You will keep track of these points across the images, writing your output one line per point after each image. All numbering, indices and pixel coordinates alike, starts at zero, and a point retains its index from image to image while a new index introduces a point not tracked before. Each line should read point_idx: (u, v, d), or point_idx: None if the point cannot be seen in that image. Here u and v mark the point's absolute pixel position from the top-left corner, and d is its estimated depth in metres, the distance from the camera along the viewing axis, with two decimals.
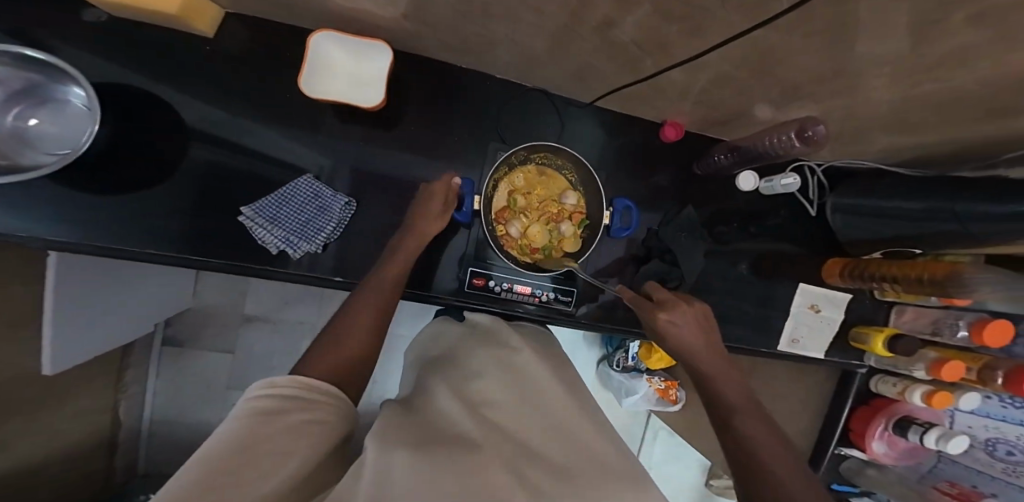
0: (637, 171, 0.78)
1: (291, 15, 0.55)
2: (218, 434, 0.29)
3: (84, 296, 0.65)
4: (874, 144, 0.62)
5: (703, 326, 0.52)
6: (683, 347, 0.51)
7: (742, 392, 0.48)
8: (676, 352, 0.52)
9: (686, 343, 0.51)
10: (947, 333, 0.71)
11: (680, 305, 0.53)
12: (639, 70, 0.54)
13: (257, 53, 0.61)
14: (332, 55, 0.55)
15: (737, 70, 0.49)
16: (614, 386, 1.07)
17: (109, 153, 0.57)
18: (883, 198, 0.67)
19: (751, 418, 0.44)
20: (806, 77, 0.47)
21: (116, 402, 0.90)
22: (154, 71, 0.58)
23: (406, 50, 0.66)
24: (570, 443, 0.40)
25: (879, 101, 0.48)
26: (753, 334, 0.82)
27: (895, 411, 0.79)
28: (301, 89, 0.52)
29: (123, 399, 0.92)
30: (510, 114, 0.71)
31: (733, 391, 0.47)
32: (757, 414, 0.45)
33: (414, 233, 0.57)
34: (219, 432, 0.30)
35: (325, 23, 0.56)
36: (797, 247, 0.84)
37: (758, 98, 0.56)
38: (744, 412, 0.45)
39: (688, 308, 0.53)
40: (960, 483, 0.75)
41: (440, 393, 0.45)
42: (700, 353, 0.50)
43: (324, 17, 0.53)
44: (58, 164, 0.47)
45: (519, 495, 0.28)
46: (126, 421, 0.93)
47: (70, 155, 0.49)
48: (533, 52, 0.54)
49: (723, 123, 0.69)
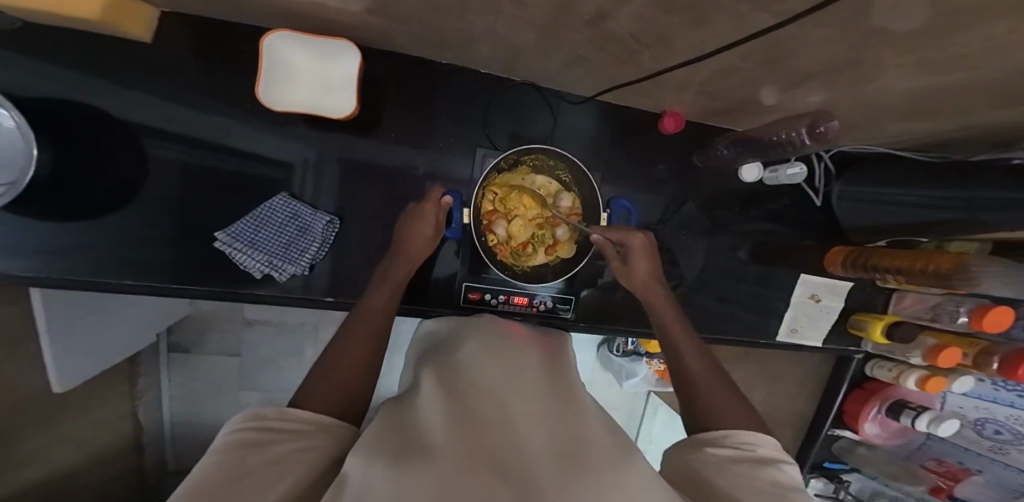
0: (633, 164, 0.74)
1: (244, 14, 0.51)
2: (200, 472, 0.29)
3: (74, 321, 0.64)
4: (885, 131, 0.58)
5: (654, 252, 0.62)
6: (638, 276, 0.61)
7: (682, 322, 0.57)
8: (635, 281, 0.62)
9: (640, 272, 0.61)
10: (946, 319, 0.70)
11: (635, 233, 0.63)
12: (636, 61, 0.50)
13: (212, 58, 0.58)
14: (292, 55, 0.51)
15: (744, 61, 0.44)
16: (615, 368, 1.04)
17: (64, 180, 0.56)
18: (892, 187, 0.64)
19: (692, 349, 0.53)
20: (819, 69, 0.43)
21: (134, 408, 0.91)
22: (103, 88, 0.55)
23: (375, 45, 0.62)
24: (570, 422, 0.35)
25: (902, 93, 0.44)
26: (754, 326, 0.82)
27: (890, 394, 0.81)
28: (261, 100, 0.49)
29: (141, 405, 0.93)
30: (498, 113, 0.68)
31: (670, 313, 0.58)
32: (692, 339, 0.54)
33: (403, 258, 0.58)
34: (199, 470, 0.30)
35: (282, 21, 0.51)
36: (799, 236, 0.82)
37: (763, 87, 0.52)
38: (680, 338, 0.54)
39: (645, 235, 0.63)
40: (946, 460, 0.78)
41: (427, 386, 0.41)
42: (648, 279, 0.61)
43: (279, 15, 0.48)
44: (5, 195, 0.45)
45: (513, 477, 0.24)
46: (148, 426, 0.95)
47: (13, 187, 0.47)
48: (518, 46, 0.50)
49: (724, 112, 0.65)
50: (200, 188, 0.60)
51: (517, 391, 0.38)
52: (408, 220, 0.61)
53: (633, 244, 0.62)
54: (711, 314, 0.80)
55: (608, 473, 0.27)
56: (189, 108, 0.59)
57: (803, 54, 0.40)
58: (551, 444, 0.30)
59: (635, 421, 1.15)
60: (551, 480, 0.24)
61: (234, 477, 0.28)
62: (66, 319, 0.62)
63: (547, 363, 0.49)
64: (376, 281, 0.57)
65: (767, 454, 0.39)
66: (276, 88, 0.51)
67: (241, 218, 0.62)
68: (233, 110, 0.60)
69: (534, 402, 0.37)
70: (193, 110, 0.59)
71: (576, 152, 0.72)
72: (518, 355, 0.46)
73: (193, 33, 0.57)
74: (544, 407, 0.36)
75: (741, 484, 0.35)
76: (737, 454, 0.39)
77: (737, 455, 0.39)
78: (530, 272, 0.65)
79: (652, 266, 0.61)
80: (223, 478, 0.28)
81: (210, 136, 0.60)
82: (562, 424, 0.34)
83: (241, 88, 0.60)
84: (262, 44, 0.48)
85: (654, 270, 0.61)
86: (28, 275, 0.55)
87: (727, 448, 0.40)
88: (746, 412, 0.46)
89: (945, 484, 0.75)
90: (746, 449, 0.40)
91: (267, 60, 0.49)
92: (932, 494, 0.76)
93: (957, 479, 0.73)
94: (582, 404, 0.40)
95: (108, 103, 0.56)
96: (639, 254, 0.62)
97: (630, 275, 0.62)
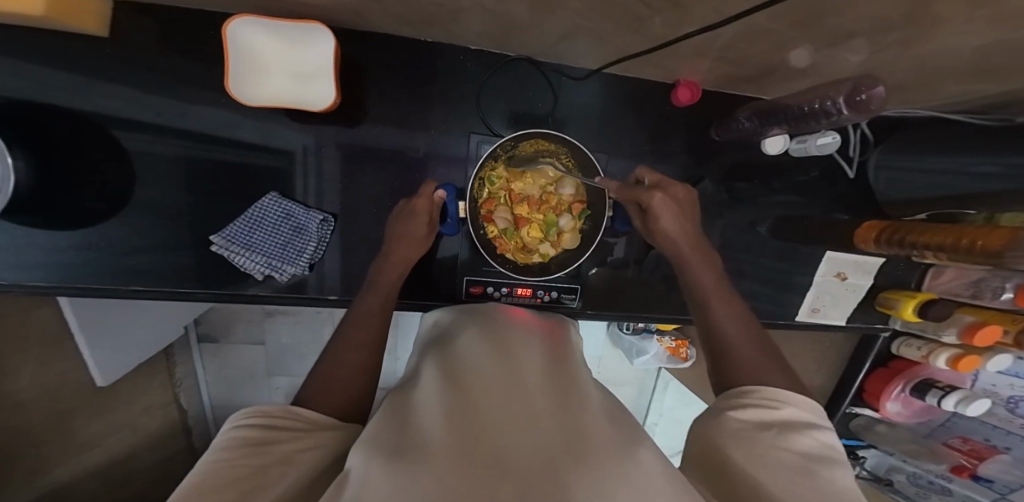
0: (643, 139, 0.69)
1: None
2: (202, 469, 0.29)
3: (98, 325, 0.66)
4: (939, 93, 0.50)
5: (686, 206, 0.55)
6: (668, 233, 0.53)
7: (722, 284, 0.49)
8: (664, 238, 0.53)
9: (670, 228, 0.53)
10: (988, 296, 0.63)
11: (673, 184, 0.56)
12: (646, 29, 0.43)
13: (179, 47, 0.55)
14: (256, 39, 0.46)
15: (773, 22, 0.37)
16: (625, 346, 1.02)
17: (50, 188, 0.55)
18: (940, 153, 0.57)
19: (730, 312, 0.45)
20: (867, 26, 0.36)
21: (176, 394, 0.96)
22: (72, 88, 0.53)
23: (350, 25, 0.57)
24: (579, 402, 0.32)
25: (971, 50, 0.36)
26: (774, 307, 0.78)
27: (917, 373, 0.78)
28: (234, 96, 0.47)
29: (182, 390, 0.98)
30: (493, 93, 0.63)
31: (708, 280, 0.49)
32: (733, 304, 0.46)
33: (395, 260, 0.57)
34: (203, 466, 0.29)
35: (244, 4, 0.47)
36: (827, 210, 0.76)
37: (794, 49, 0.45)
38: (719, 299, 0.47)
39: (680, 189, 0.56)
40: (972, 438, 0.75)
41: (427, 378, 0.39)
42: (682, 238, 0.52)
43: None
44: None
45: (531, 463, 0.21)
46: (189, 410, 1.00)
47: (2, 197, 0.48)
48: (509, 18, 0.43)
49: (750, 79, 0.58)
50: (192, 191, 0.60)
51: (518, 374, 0.35)
52: (400, 216, 0.60)
53: (661, 197, 0.53)
54: None
55: (631, 458, 0.23)
56: (173, 107, 0.57)
57: (849, 11, 0.33)
58: (563, 425, 0.27)
59: (646, 392, 1.16)
60: (568, 468, 0.20)
61: (238, 478, 0.28)
62: (90, 323, 0.64)
63: (554, 349, 0.46)
64: (373, 284, 0.56)
65: (794, 415, 0.32)
66: (248, 80, 0.48)
67: (235, 221, 0.61)
68: (213, 106, 0.58)
69: (543, 386, 0.34)
70: (178, 108, 0.57)
71: (580, 131, 0.66)
72: (523, 347, 0.42)
73: (163, 25, 0.54)
74: (552, 392, 0.33)
75: (759, 457, 0.28)
76: (766, 416, 0.32)
77: (765, 420, 0.32)
78: (532, 265, 0.65)
79: (685, 225, 0.53)
80: (228, 476, 0.27)
81: (201, 135, 0.58)
82: (571, 403, 0.31)
83: (214, 81, 0.57)
84: (224, 30, 0.43)
85: (690, 226, 0.53)
86: (44, 285, 0.57)
87: (751, 407, 0.33)
88: (776, 367, 0.38)
89: (968, 462, 0.72)
90: (773, 410, 0.32)
91: (231, 48, 0.45)
92: (952, 472, 0.73)
93: (981, 458, 0.71)
94: (591, 388, 0.37)
95: (91, 107, 0.55)
96: (665, 208, 0.53)
97: (659, 233, 0.54)
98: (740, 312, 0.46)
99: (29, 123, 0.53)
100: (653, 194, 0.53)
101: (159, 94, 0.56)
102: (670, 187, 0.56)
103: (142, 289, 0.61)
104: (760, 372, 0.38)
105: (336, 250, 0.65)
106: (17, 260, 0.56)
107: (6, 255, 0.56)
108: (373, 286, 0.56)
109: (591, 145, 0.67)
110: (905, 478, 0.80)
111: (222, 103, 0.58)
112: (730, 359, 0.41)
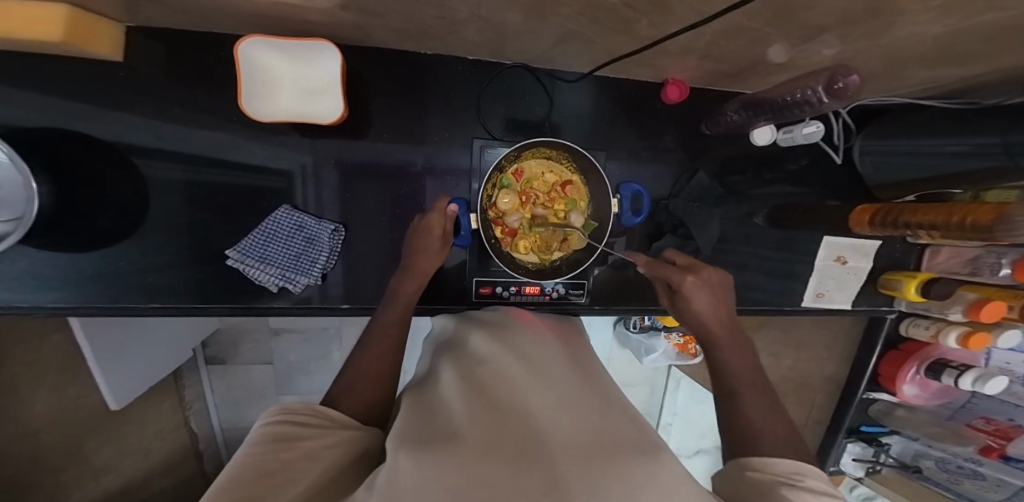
0: (637, 133, 0.73)
1: (212, 20, 0.49)
2: (233, 461, 0.28)
3: (111, 347, 0.66)
4: (912, 79, 0.54)
5: (723, 294, 0.51)
6: (698, 316, 0.49)
7: (755, 374, 0.44)
8: (687, 317, 0.50)
9: (704, 312, 0.49)
10: (986, 272, 0.65)
11: (705, 268, 0.53)
12: (635, 30, 0.46)
13: (182, 66, 0.57)
14: (265, 58, 0.50)
15: (752, 19, 0.40)
16: (633, 345, 1.01)
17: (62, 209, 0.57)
18: (921, 135, 0.60)
19: (760, 402, 0.40)
20: (836, 19, 0.39)
21: (186, 418, 0.96)
22: (78, 110, 0.55)
23: (353, 42, 0.61)
24: (597, 407, 0.33)
25: (933, 37, 0.40)
26: (779, 293, 0.80)
27: (930, 354, 0.79)
28: (247, 113, 0.50)
29: (192, 414, 0.98)
30: (492, 100, 0.67)
31: (738, 366, 0.44)
32: (767, 396, 0.41)
33: (412, 273, 0.57)
34: (234, 461, 0.28)
35: (253, 25, 0.50)
36: (817, 193, 0.80)
37: (773, 44, 0.48)
38: (751, 390, 0.42)
39: (714, 272, 0.52)
40: (995, 418, 0.75)
41: (445, 378, 0.40)
42: (712, 321, 0.48)
43: (248, 20, 0.47)
44: (17, 232, 0.47)
45: (562, 462, 0.22)
46: (200, 432, 1.00)
47: (24, 219, 0.49)
48: (507, 26, 0.47)
49: (733, 75, 0.63)
50: (202, 201, 0.62)
51: (538, 377, 0.37)
52: (414, 232, 0.60)
53: (695, 279, 0.51)
54: None
55: (648, 461, 0.24)
56: (181, 128, 0.59)
57: (821, 8, 0.36)
58: (585, 428, 0.28)
59: (658, 392, 1.15)
60: (594, 471, 0.22)
61: (266, 472, 0.26)
62: (104, 344, 0.65)
63: (567, 349, 0.48)
64: (387, 301, 0.55)
65: (819, 487, 0.30)
66: (256, 98, 0.51)
67: (248, 235, 0.63)
68: (223, 124, 0.60)
69: (561, 385, 0.36)
70: (186, 128, 0.59)
71: (576, 131, 0.71)
72: (539, 350, 0.44)
73: (162, 47, 0.56)
74: (572, 395, 0.34)
75: None
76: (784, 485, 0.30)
77: (782, 483, 0.30)
78: (545, 268, 0.66)
79: (720, 309, 0.48)
80: (255, 473, 0.26)
81: (202, 160, 0.61)
82: (590, 408, 0.32)
83: (222, 98, 0.59)
84: (237, 51, 0.46)
85: (726, 316, 0.48)
86: (63, 305, 0.59)
87: (768, 476, 0.31)
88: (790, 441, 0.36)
89: (995, 443, 0.72)
90: (796, 483, 0.30)
91: (244, 66, 0.48)
92: (980, 454, 0.74)
93: (1008, 438, 0.70)
94: (605, 393, 0.38)
95: (101, 131, 0.56)
96: (699, 292, 0.50)
97: (691, 313, 0.49)
98: (772, 405, 0.40)
99: (43, 149, 0.54)
100: (682, 275, 0.51)
101: (169, 114, 0.58)
102: (701, 270, 0.53)
103: (160, 306, 0.62)
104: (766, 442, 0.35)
105: (345, 259, 0.67)
106: (36, 281, 0.58)
107: (20, 277, 0.57)
108: (389, 297, 0.55)
109: (588, 144, 0.71)
110: (934, 464, 0.83)
111: (227, 120, 0.60)
112: (747, 437, 0.37)
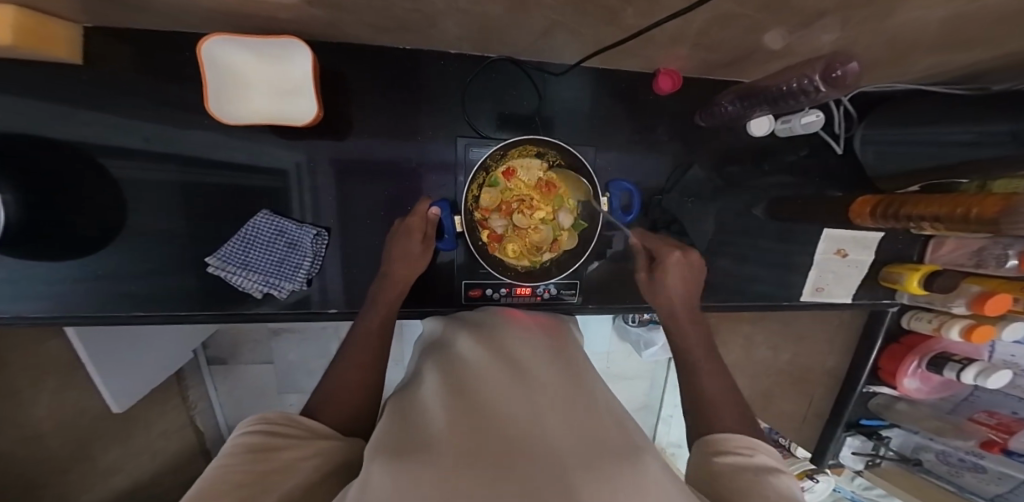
0: (629, 127, 0.70)
1: (180, 19, 0.48)
2: (206, 473, 0.27)
3: (109, 353, 0.67)
4: (915, 65, 0.51)
5: (693, 273, 0.54)
6: (669, 294, 0.53)
7: (711, 353, 0.46)
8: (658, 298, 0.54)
9: (671, 290, 0.53)
10: (992, 264, 0.63)
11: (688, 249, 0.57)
12: (620, 19, 0.44)
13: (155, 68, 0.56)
14: (227, 56, 0.47)
15: (744, 5, 0.38)
16: (632, 339, 1.00)
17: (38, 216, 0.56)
18: (922, 125, 0.58)
19: (719, 383, 0.42)
20: (834, 4, 0.37)
21: (191, 417, 0.96)
22: (52, 116, 0.54)
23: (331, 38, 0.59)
24: (582, 409, 0.33)
25: (936, 21, 0.38)
26: (779, 288, 0.79)
27: (930, 348, 0.78)
28: (213, 114, 0.48)
29: (197, 414, 0.98)
30: (479, 96, 0.65)
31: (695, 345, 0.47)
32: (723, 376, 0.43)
33: (391, 281, 0.56)
34: (206, 472, 0.27)
35: (223, 23, 0.48)
36: (817, 186, 0.78)
37: (768, 31, 0.46)
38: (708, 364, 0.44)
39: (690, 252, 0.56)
40: (999, 412, 0.73)
41: (429, 382, 0.40)
42: (681, 301, 0.52)
43: (216, 17, 0.45)
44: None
45: (541, 468, 0.22)
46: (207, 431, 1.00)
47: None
48: (487, 19, 0.45)
49: (727, 64, 0.60)
50: (181, 206, 0.61)
51: (523, 380, 0.36)
52: (395, 235, 0.59)
53: (677, 257, 0.55)
54: (729, 282, 0.77)
55: (630, 464, 0.24)
56: (159, 130, 0.58)
57: None
58: (568, 432, 0.28)
59: (659, 385, 1.15)
60: (573, 476, 0.21)
61: (241, 483, 0.26)
62: (99, 352, 0.65)
63: (556, 349, 0.47)
64: (370, 307, 0.54)
65: (768, 460, 0.30)
66: (225, 99, 0.49)
67: (228, 241, 0.62)
68: (202, 126, 0.59)
69: (543, 384, 0.36)
70: (162, 131, 0.58)
71: (566, 126, 0.69)
72: (526, 351, 0.43)
73: (133, 48, 0.55)
74: (557, 397, 0.34)
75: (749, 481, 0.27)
76: (736, 461, 0.30)
77: (735, 460, 0.30)
78: (532, 271, 0.65)
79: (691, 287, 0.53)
80: (231, 483, 0.26)
81: (179, 163, 0.59)
82: (573, 410, 0.32)
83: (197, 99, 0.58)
84: (200, 51, 0.44)
85: (694, 294, 0.53)
86: (48, 314, 0.58)
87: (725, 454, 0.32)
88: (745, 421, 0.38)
89: (998, 437, 0.70)
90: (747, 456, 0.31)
91: (207, 66, 0.46)
92: (982, 448, 0.72)
93: (1010, 432, 0.69)
94: (592, 394, 0.37)
95: (77, 136, 0.55)
96: (677, 268, 0.54)
97: (662, 290, 0.53)
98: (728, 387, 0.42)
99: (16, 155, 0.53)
100: (668, 252, 0.56)
101: (150, 116, 0.57)
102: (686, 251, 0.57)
103: (146, 315, 0.62)
104: (719, 421, 0.37)
105: (334, 262, 0.66)
106: (21, 290, 0.57)
107: (4, 287, 0.57)
108: (373, 303, 0.54)
109: (580, 139, 0.69)
110: (934, 457, 0.82)
111: (205, 123, 0.59)
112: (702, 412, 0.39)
